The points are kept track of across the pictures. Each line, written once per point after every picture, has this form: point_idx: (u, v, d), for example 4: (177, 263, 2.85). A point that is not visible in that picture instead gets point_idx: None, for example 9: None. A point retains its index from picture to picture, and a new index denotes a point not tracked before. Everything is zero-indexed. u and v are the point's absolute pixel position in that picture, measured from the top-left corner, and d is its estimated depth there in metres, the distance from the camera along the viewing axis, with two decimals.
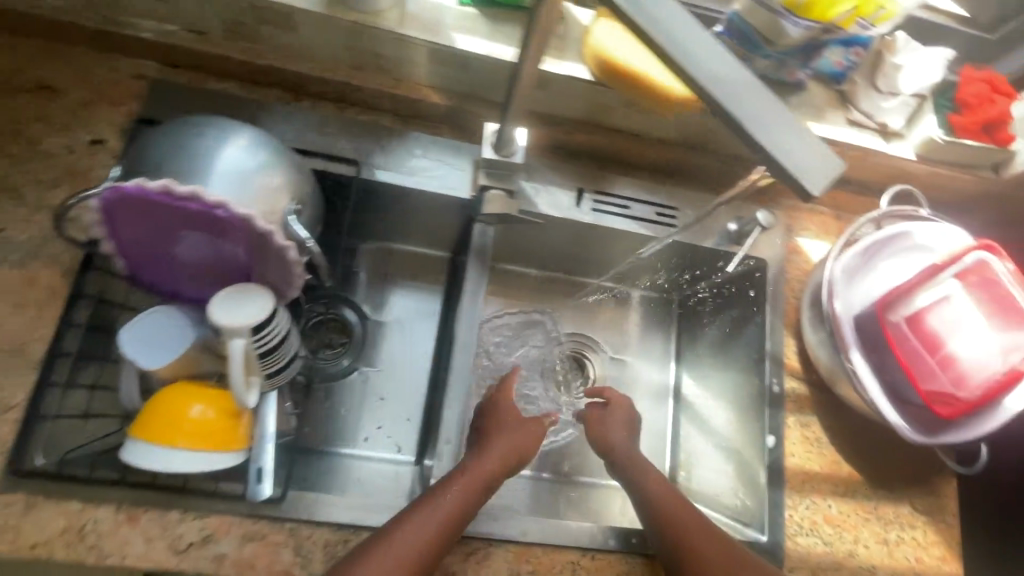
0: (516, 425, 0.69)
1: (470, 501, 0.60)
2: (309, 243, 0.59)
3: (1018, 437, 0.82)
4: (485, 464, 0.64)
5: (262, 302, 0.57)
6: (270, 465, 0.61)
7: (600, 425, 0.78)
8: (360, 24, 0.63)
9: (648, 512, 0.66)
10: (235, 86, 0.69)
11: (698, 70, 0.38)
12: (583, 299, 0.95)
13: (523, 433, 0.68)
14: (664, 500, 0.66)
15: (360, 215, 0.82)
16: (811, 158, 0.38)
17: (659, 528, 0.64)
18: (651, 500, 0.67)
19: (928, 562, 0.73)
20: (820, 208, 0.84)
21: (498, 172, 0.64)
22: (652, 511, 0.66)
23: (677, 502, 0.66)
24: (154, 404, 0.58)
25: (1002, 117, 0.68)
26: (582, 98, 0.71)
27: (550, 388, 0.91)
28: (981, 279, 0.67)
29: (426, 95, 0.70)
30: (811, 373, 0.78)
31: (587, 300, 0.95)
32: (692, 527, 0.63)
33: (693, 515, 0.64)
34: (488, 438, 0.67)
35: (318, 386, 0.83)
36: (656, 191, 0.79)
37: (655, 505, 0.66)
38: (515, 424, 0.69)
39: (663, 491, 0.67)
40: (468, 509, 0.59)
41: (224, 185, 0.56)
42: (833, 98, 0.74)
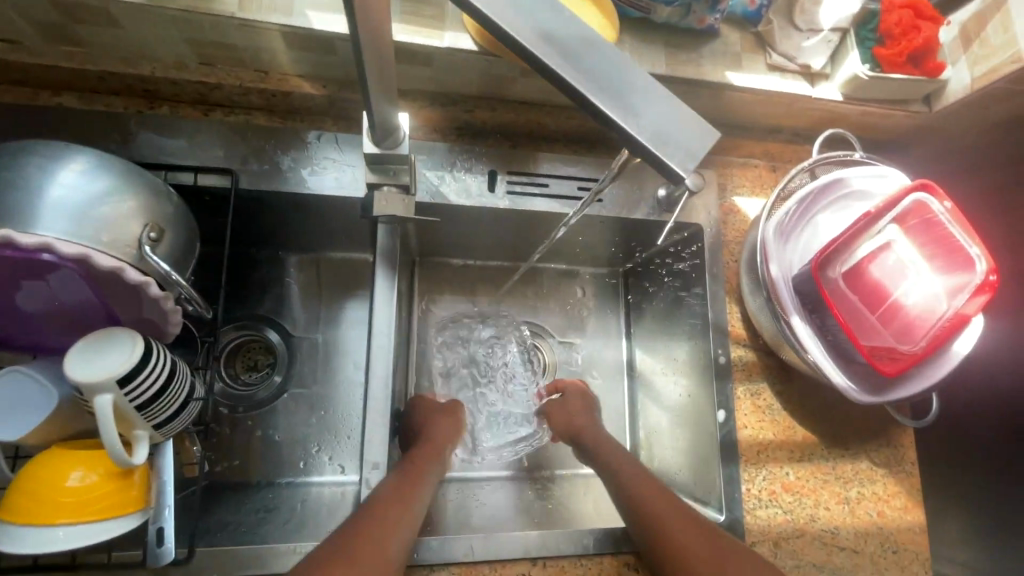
0: (441, 421, 0.70)
1: (412, 499, 0.54)
2: (173, 275, 0.52)
3: (971, 375, 0.80)
4: (422, 458, 0.61)
5: (136, 345, 0.50)
6: (172, 525, 0.55)
7: (562, 416, 0.76)
8: (192, 12, 0.54)
9: (626, 504, 0.60)
10: (72, 98, 0.63)
11: (517, 30, 0.29)
12: (524, 284, 0.89)
13: (451, 419, 0.71)
14: (640, 487, 0.60)
15: (261, 227, 0.74)
16: (676, 129, 0.30)
17: (635, 519, 0.58)
18: (628, 491, 0.61)
19: (890, 516, 0.71)
20: (753, 161, 0.79)
21: (385, 166, 0.57)
22: (627, 502, 0.60)
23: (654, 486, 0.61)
24: (23, 477, 0.49)
25: (929, 44, 0.62)
26: (474, 71, 0.64)
27: (499, 384, 0.84)
28: (921, 222, 0.64)
29: (298, 86, 0.64)
30: (758, 339, 0.75)
31: (528, 285, 0.89)
32: (670, 512, 0.57)
33: (670, 500, 0.59)
34: (422, 434, 0.68)
35: (244, 415, 0.76)
36: (578, 163, 0.73)
37: (631, 493, 0.60)
38: (437, 419, 0.70)
39: (639, 477, 0.62)
40: (415, 505, 0.54)
41: (54, 220, 0.47)
42: (750, 42, 0.67)
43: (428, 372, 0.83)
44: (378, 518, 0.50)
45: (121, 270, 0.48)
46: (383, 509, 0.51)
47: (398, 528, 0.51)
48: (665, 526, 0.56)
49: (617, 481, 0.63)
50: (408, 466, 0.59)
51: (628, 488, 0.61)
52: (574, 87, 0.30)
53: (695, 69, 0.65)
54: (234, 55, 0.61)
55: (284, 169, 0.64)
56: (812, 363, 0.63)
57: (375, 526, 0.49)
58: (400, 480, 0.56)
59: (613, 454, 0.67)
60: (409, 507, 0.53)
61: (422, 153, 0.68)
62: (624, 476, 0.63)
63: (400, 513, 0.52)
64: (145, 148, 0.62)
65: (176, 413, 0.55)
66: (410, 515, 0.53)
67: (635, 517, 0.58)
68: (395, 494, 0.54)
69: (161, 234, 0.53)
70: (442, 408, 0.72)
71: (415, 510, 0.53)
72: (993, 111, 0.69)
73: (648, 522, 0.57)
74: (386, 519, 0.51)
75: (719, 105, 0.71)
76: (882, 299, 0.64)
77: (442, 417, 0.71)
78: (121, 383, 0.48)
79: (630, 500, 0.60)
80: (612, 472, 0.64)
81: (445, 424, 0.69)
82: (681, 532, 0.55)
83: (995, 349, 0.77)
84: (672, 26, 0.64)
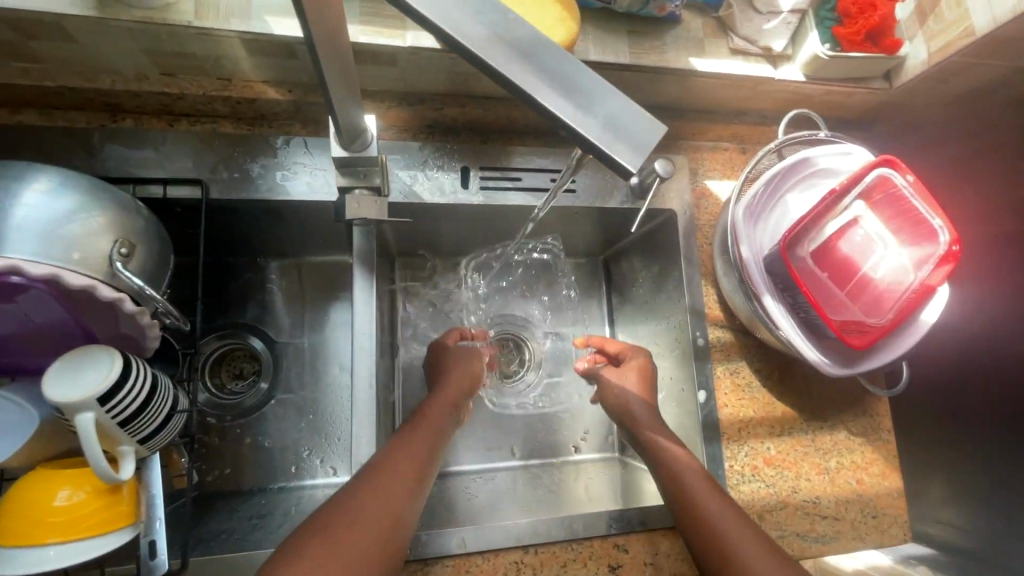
0: (463, 359, 0.73)
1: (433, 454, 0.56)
2: (148, 289, 0.51)
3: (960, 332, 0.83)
4: (431, 419, 0.60)
5: (114, 362, 0.50)
6: (165, 537, 0.56)
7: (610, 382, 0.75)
8: (148, 23, 0.53)
9: (674, 496, 0.57)
10: (34, 115, 0.63)
11: (469, 38, 0.30)
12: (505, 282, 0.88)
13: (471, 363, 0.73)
14: (693, 479, 0.57)
15: (237, 235, 0.74)
16: (626, 124, 0.30)
17: (682, 512, 0.55)
18: (681, 481, 0.57)
19: (868, 482, 0.73)
20: (722, 145, 0.80)
21: (355, 168, 0.57)
22: (678, 493, 0.57)
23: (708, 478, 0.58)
24: (10, 502, 0.49)
25: (884, 22, 0.64)
26: (441, 70, 0.64)
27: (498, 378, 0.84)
28: (885, 196, 0.65)
29: (263, 92, 0.64)
30: (734, 319, 0.76)
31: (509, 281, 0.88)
32: (726, 508, 0.54)
33: (725, 496, 0.56)
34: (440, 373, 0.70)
35: (232, 424, 0.76)
36: (550, 155, 0.73)
37: (681, 484, 0.57)
38: (458, 360, 0.72)
39: (695, 468, 0.59)
40: (422, 478, 0.53)
41: (20, 240, 0.46)
42: (712, 27, 0.68)
43: (414, 370, 0.83)
44: (369, 497, 0.47)
45: (93, 287, 0.48)
46: (381, 484, 0.49)
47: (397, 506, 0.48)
48: (723, 519, 0.53)
49: (666, 471, 0.60)
50: (421, 424, 0.59)
51: (680, 478, 0.58)
52: (516, 86, 0.30)
53: (659, 57, 0.65)
54: (194, 64, 0.60)
55: (254, 177, 0.64)
56: (784, 339, 0.65)
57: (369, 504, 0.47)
58: (402, 448, 0.54)
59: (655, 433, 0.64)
60: (414, 480, 0.51)
61: (394, 153, 0.69)
62: (676, 465, 0.59)
63: (405, 487, 0.50)
64: (112, 162, 0.61)
65: (160, 428, 0.55)
66: (417, 491, 0.51)
67: (682, 511, 0.56)
68: (390, 465, 0.51)
69: (132, 249, 0.52)
70: (462, 350, 0.75)
71: (421, 486, 0.52)
72: (951, 83, 0.70)
73: (699, 516, 0.54)
74: (380, 496, 0.48)
75: (685, 91, 0.71)
76: (850, 273, 0.66)
77: (463, 357, 0.73)
78: (101, 401, 0.48)
79: (681, 490, 0.57)
80: (663, 461, 0.61)
81: (464, 366, 0.72)
82: (735, 529, 0.52)
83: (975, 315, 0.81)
84: (634, 14, 0.65)
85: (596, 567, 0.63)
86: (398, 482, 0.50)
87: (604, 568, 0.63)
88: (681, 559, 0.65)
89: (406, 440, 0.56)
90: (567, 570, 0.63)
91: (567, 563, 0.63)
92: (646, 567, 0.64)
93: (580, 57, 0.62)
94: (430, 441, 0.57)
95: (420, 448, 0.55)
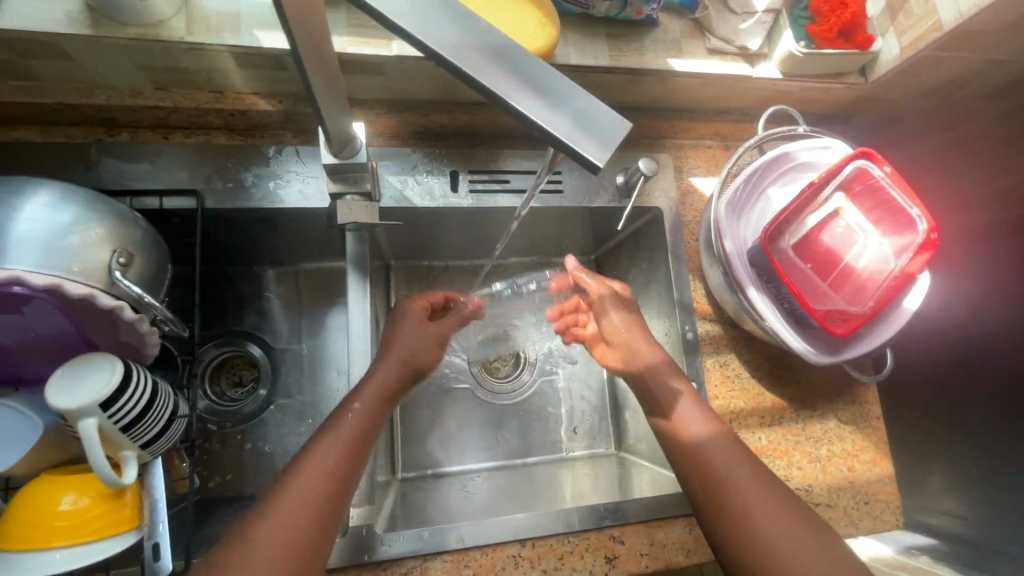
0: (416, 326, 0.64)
1: None
2: (146, 297, 0.53)
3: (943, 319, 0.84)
4: None
5: (115, 368, 0.51)
6: (168, 540, 0.57)
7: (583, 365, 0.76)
8: (142, 40, 0.55)
9: (699, 481, 0.56)
10: (30, 132, 0.64)
11: (442, 44, 0.32)
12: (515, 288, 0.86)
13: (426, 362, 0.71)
14: (723, 465, 0.55)
15: (233, 244, 0.75)
16: (594, 121, 0.32)
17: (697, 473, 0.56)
18: (734, 499, 0.53)
19: (860, 469, 0.74)
20: (705, 143, 0.83)
21: (345, 175, 0.59)
22: (740, 522, 0.52)
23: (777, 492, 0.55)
24: (14, 508, 0.50)
25: (855, 19, 0.66)
26: (428, 77, 0.66)
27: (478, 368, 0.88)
28: (865, 187, 0.67)
29: (254, 104, 0.66)
30: (722, 312, 0.78)
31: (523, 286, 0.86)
32: (801, 532, 0.52)
33: (758, 478, 0.55)
34: None
35: (232, 430, 0.77)
36: (535, 157, 0.75)
37: (708, 468, 0.56)
38: (409, 331, 0.63)
39: (758, 484, 0.55)
40: (345, 479, 0.51)
41: (21, 252, 0.47)
42: (689, 29, 0.70)
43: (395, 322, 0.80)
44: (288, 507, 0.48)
45: (93, 296, 0.49)
46: (335, 501, 0.50)
47: (317, 513, 0.48)
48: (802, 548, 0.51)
49: (691, 457, 0.57)
50: (352, 409, 0.55)
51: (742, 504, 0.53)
52: (491, 91, 0.32)
53: (638, 58, 0.67)
54: (187, 78, 0.62)
55: (248, 186, 0.66)
56: (770, 330, 0.67)
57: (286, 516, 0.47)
58: (325, 441, 0.52)
59: (677, 418, 0.60)
60: (338, 478, 0.51)
61: (384, 159, 0.70)
62: (711, 457, 0.56)
63: (325, 491, 0.50)
64: (108, 175, 0.63)
65: (162, 431, 0.56)
66: (351, 468, 0.52)
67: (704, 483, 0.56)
68: (337, 486, 0.51)
69: (131, 258, 0.54)
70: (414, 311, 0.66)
71: (358, 458, 0.53)
72: (924, 76, 0.72)
73: (720, 491, 0.54)
74: (298, 505, 0.48)
75: (665, 91, 0.73)
76: (833, 264, 0.67)
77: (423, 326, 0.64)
78: (103, 406, 0.50)
79: (729, 503, 0.53)
80: (715, 480, 0.55)
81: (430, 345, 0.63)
82: (805, 557, 0.50)
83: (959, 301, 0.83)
84: (612, 18, 0.67)
85: (593, 559, 0.64)
86: (316, 481, 0.50)
87: (600, 560, 0.65)
88: (679, 547, 0.66)
89: (327, 431, 0.53)
90: (564, 562, 0.64)
91: (563, 555, 0.64)
92: (642, 557, 0.65)
93: (561, 61, 0.64)
94: (356, 435, 0.54)
95: (348, 440, 0.53)
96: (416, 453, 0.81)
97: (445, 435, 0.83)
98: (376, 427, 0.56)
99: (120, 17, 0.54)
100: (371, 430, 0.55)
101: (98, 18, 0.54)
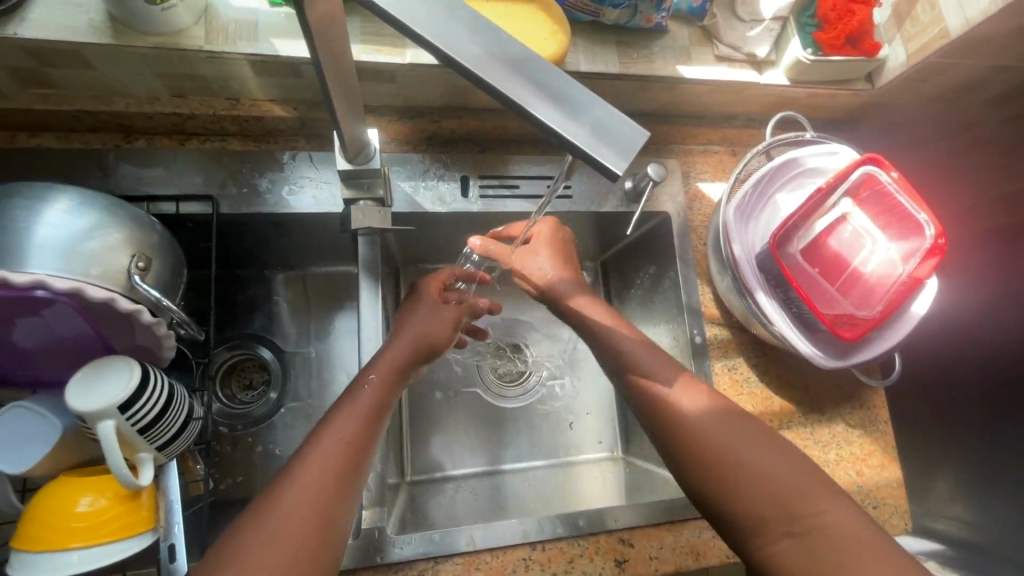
0: (423, 315, 0.65)
1: None
2: (163, 301, 0.54)
3: (950, 324, 0.85)
4: None
5: (133, 371, 0.52)
6: (183, 541, 0.57)
7: None
8: (161, 48, 0.56)
9: (685, 451, 0.52)
10: (50, 138, 0.66)
11: (464, 54, 0.33)
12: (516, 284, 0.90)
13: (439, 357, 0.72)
14: (706, 428, 0.53)
15: (246, 248, 0.76)
16: (612, 131, 0.32)
17: (681, 444, 0.53)
18: (724, 463, 0.50)
19: (868, 474, 0.75)
20: (713, 148, 0.83)
21: (359, 181, 0.60)
22: (737, 489, 0.49)
23: (783, 455, 0.51)
24: (33, 509, 0.51)
25: (862, 27, 0.67)
26: (439, 83, 0.67)
27: (484, 362, 0.88)
28: (872, 193, 0.67)
29: (268, 110, 0.67)
30: (730, 317, 0.78)
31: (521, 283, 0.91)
32: (802, 482, 0.49)
33: (745, 434, 0.52)
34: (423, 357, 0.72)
35: (243, 432, 0.78)
36: (544, 163, 0.76)
37: (691, 434, 0.53)
38: (421, 323, 0.63)
39: (750, 442, 0.51)
40: (364, 450, 0.50)
41: (43, 258, 0.48)
42: (698, 36, 0.71)
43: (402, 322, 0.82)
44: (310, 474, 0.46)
45: (113, 299, 0.50)
46: None
47: (339, 481, 0.47)
48: (818, 511, 0.47)
49: (672, 428, 0.54)
50: (369, 382, 0.55)
51: (746, 479, 0.49)
52: (510, 99, 0.33)
53: (647, 65, 0.68)
54: (204, 85, 0.63)
55: (263, 191, 0.67)
56: (778, 334, 0.68)
57: (308, 483, 0.46)
58: (343, 413, 0.52)
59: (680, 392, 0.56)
60: (358, 450, 0.50)
61: (396, 165, 0.71)
62: (691, 422, 0.53)
63: (345, 460, 0.48)
64: (126, 180, 0.64)
65: (178, 434, 0.57)
66: (372, 439, 0.51)
67: (689, 452, 0.52)
68: None
69: (149, 262, 0.55)
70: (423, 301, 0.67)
71: (375, 432, 0.52)
72: (931, 82, 0.73)
73: (707, 457, 0.51)
74: (319, 474, 0.46)
75: (674, 97, 0.74)
76: (841, 269, 0.68)
77: (432, 311, 0.66)
78: (122, 408, 0.51)
79: (718, 468, 0.50)
80: (702, 450, 0.51)
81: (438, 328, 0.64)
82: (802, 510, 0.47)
83: (966, 304, 0.83)
84: (622, 26, 0.67)
85: (603, 562, 0.65)
86: (336, 449, 0.48)
87: (610, 563, 0.65)
88: (689, 550, 0.67)
89: (345, 405, 0.52)
90: (574, 565, 0.64)
91: (573, 559, 0.65)
92: (651, 561, 0.66)
93: (571, 68, 0.65)
94: (373, 408, 0.53)
95: (366, 411, 0.52)
96: (426, 456, 0.82)
97: (454, 438, 0.84)
98: (390, 401, 0.55)
99: (141, 27, 0.55)
100: (385, 404, 0.55)
101: (119, 28, 0.55)
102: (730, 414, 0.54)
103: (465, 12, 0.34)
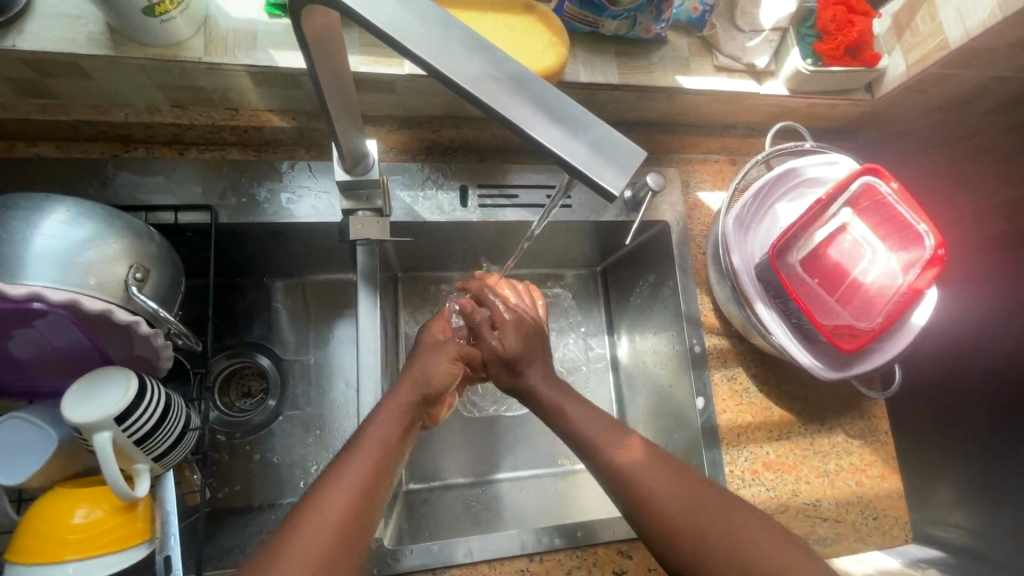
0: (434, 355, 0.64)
1: None
2: (161, 312, 0.54)
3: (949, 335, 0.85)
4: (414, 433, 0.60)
5: (130, 381, 0.52)
6: (179, 553, 0.57)
7: None
8: (160, 59, 0.56)
9: (635, 494, 0.53)
10: (49, 147, 0.66)
11: (460, 72, 0.33)
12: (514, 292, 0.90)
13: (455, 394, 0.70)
14: (648, 471, 0.53)
15: (244, 256, 0.76)
16: (610, 149, 0.32)
17: (628, 493, 0.53)
18: (669, 510, 0.51)
19: (867, 484, 0.74)
20: (713, 157, 0.83)
21: (358, 192, 0.60)
22: (682, 536, 0.49)
23: (723, 497, 0.51)
24: (29, 520, 0.50)
25: (862, 37, 0.66)
26: (440, 95, 0.67)
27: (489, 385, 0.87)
28: (872, 203, 0.67)
29: (268, 120, 0.67)
30: (729, 326, 0.78)
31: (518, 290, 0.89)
32: (749, 521, 0.49)
33: (686, 478, 0.53)
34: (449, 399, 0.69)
35: (241, 441, 0.78)
36: (543, 172, 0.76)
37: (639, 478, 0.53)
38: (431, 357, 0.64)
39: (692, 490, 0.52)
40: (385, 471, 0.51)
41: (40, 269, 0.49)
42: (697, 47, 0.71)
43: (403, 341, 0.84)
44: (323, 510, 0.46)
45: (110, 311, 0.50)
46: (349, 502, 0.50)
47: (354, 499, 0.48)
48: (771, 564, 0.46)
49: (619, 475, 0.54)
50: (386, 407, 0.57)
51: (708, 535, 0.49)
52: (506, 117, 0.33)
53: (646, 76, 0.68)
54: (203, 96, 0.63)
55: (261, 201, 0.66)
56: (778, 345, 0.68)
57: (326, 505, 0.47)
58: (353, 451, 0.51)
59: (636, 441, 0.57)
60: (372, 485, 0.49)
61: (395, 174, 0.71)
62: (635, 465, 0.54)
63: (366, 479, 0.49)
64: (124, 189, 0.64)
65: (175, 444, 0.56)
66: (389, 461, 0.52)
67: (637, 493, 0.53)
68: None
69: (146, 273, 0.55)
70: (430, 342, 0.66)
71: (391, 455, 0.53)
72: (930, 93, 0.73)
73: (659, 502, 0.51)
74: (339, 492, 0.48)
75: (673, 107, 0.74)
76: (841, 279, 0.68)
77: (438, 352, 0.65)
78: (118, 420, 0.50)
79: (664, 512, 0.51)
80: (649, 494, 0.52)
81: (447, 370, 0.63)
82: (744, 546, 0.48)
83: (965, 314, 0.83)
84: (621, 37, 0.68)
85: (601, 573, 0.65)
86: (347, 487, 0.48)
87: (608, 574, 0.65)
88: None
89: (355, 441, 0.53)
90: None
91: (570, 570, 0.64)
92: (649, 572, 0.65)
93: (570, 79, 0.66)
94: (385, 442, 0.53)
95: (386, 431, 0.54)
96: (424, 465, 0.81)
97: (452, 446, 0.83)
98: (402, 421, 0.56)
99: (140, 38, 0.55)
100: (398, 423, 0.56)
101: (119, 39, 0.55)
102: (668, 458, 0.55)
103: (461, 31, 0.34)
